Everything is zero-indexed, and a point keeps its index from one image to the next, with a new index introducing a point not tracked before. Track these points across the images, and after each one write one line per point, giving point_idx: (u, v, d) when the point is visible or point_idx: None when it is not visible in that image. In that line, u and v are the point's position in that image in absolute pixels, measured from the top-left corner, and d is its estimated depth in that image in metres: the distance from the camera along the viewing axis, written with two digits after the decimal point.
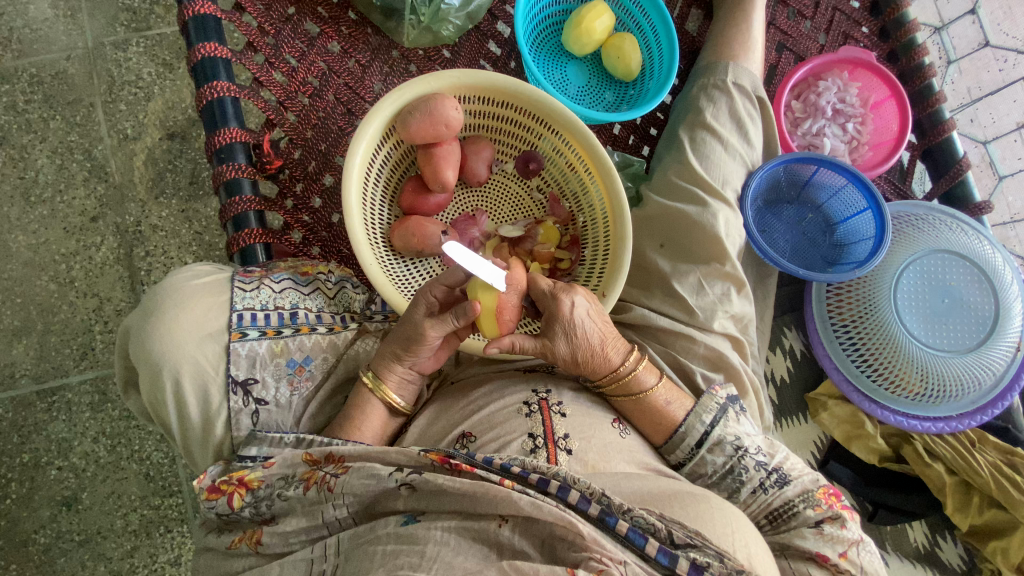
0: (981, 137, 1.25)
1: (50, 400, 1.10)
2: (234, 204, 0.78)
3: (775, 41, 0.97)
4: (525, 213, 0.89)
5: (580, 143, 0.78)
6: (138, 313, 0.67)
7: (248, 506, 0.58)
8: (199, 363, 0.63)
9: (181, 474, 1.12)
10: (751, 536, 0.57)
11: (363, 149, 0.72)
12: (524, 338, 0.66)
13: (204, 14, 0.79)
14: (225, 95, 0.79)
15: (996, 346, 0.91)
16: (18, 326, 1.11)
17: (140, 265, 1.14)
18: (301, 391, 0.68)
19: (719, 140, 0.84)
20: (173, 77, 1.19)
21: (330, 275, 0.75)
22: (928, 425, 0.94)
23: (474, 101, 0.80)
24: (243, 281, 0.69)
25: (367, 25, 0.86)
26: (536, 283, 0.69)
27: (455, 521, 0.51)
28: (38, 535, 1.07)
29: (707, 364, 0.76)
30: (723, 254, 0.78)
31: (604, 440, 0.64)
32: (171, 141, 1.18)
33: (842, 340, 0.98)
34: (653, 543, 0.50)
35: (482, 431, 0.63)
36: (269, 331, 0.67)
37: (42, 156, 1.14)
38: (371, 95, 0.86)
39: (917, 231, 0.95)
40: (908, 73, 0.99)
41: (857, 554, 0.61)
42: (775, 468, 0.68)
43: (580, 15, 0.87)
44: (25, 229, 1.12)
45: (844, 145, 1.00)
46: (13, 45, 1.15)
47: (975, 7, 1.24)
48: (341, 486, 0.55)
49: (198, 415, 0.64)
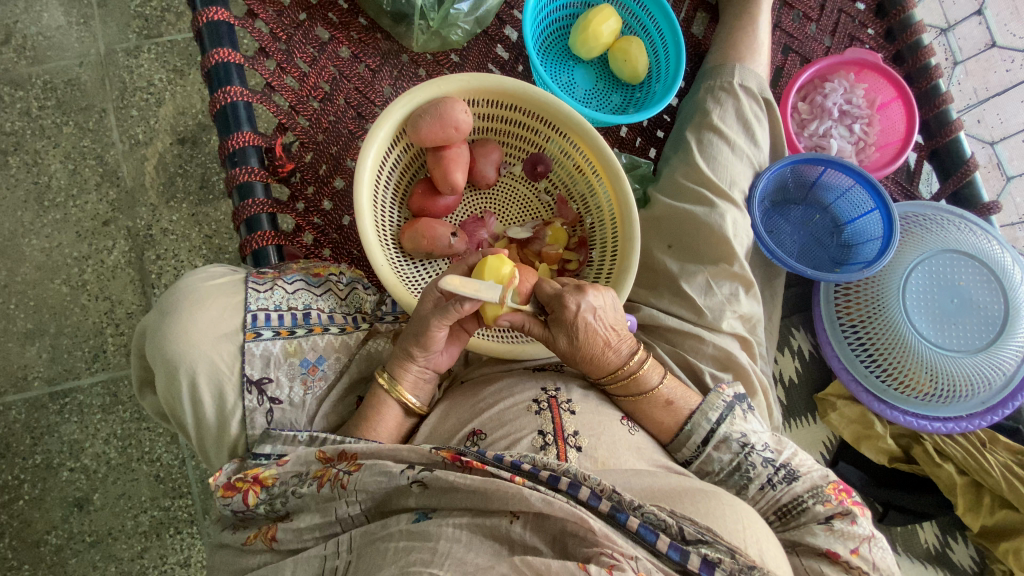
0: (987, 137, 1.25)
1: (62, 402, 1.11)
2: (247, 207, 0.79)
3: (781, 43, 0.98)
4: (533, 215, 0.90)
5: (587, 145, 0.78)
6: (153, 315, 0.67)
7: (263, 503, 0.59)
8: (214, 363, 0.64)
9: (191, 475, 1.12)
10: (761, 532, 0.57)
11: (373, 153, 0.73)
12: (532, 320, 0.67)
13: (218, 20, 0.80)
14: (238, 99, 0.80)
15: (1005, 346, 0.91)
16: (30, 329, 1.12)
17: (151, 268, 1.16)
18: (314, 391, 0.69)
19: (725, 141, 0.84)
20: (184, 82, 1.20)
21: (342, 275, 0.76)
22: (938, 425, 0.94)
23: (483, 105, 0.81)
24: (257, 282, 0.70)
25: (376, 30, 0.87)
26: (541, 287, 0.68)
27: (466, 518, 0.52)
28: (50, 536, 1.08)
29: (716, 363, 0.76)
30: (731, 254, 0.79)
31: (613, 437, 0.64)
32: (182, 146, 1.19)
33: (850, 340, 0.99)
34: (664, 539, 0.50)
35: (492, 429, 0.63)
36: (282, 331, 0.68)
37: (55, 161, 1.16)
38: (381, 99, 0.87)
39: (926, 231, 0.94)
40: (914, 75, 0.99)
41: (868, 550, 0.61)
42: (783, 465, 0.68)
43: (588, 19, 0.88)
44: (37, 233, 1.14)
45: (851, 146, 1.01)
46: (26, 52, 1.17)
47: (981, 8, 1.24)
48: (354, 483, 0.56)
49: (213, 415, 0.65)
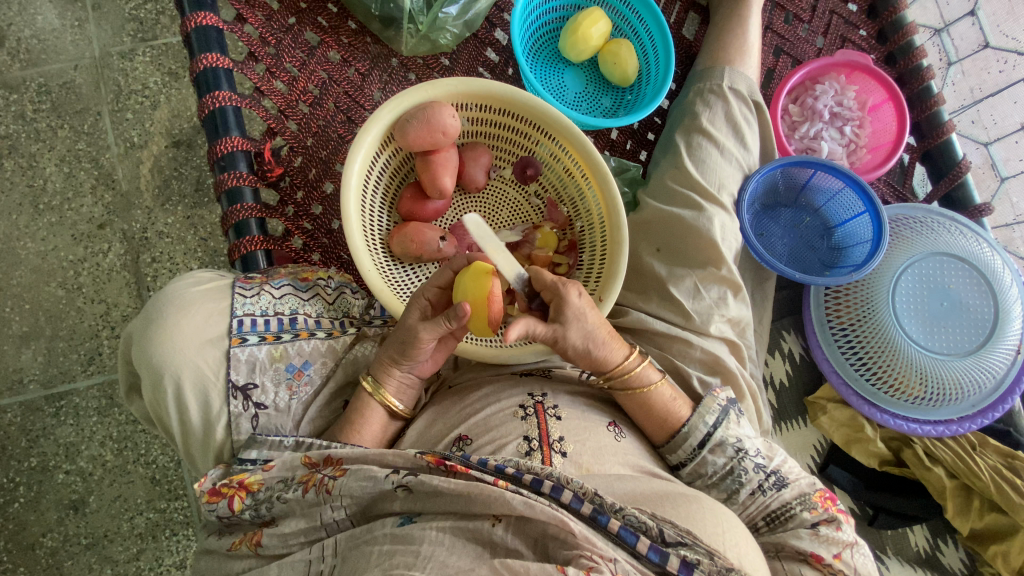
0: (983, 138, 1.24)
1: (57, 405, 1.12)
2: (235, 212, 0.79)
3: (772, 45, 0.98)
4: (523, 218, 0.89)
5: (576, 149, 0.78)
6: (140, 320, 0.68)
7: (249, 509, 0.59)
8: (200, 368, 0.65)
9: (186, 477, 1.13)
10: (741, 536, 0.57)
11: (360, 158, 0.73)
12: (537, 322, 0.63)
13: (206, 25, 0.80)
14: (226, 104, 0.80)
15: (995, 350, 0.91)
16: (26, 332, 1.13)
17: (146, 271, 1.16)
18: (300, 396, 0.69)
19: (714, 144, 0.84)
20: (179, 85, 1.21)
21: (330, 280, 0.76)
22: (928, 429, 0.94)
23: (472, 109, 0.81)
24: (244, 287, 0.70)
25: (366, 34, 0.88)
26: (540, 274, 0.66)
27: (449, 521, 0.52)
28: (45, 539, 1.09)
29: (704, 368, 0.76)
30: (718, 258, 0.79)
31: (599, 443, 0.65)
32: (177, 149, 1.19)
33: (840, 343, 0.98)
34: (643, 541, 0.50)
35: (478, 434, 0.64)
36: (268, 337, 0.68)
37: (49, 164, 1.16)
38: (371, 103, 0.87)
39: (916, 234, 0.94)
40: (906, 76, 0.99)
41: (851, 555, 0.61)
42: (774, 471, 0.68)
43: (577, 22, 0.88)
44: (33, 236, 1.14)
45: (842, 148, 1.00)
46: (20, 55, 1.17)
47: (974, 8, 1.24)
48: (338, 488, 0.56)
49: (198, 420, 0.65)
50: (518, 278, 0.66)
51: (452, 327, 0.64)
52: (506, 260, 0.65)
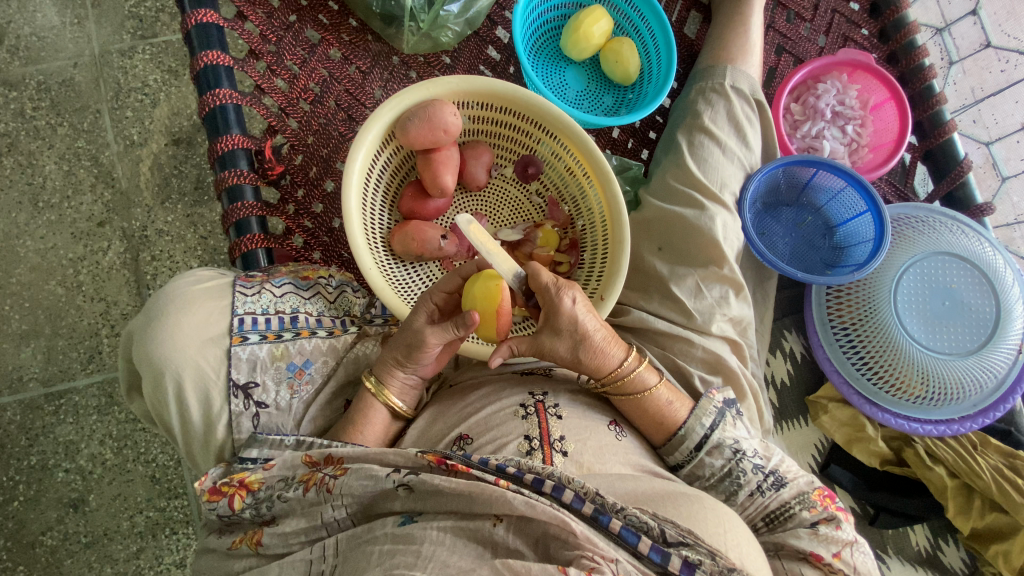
0: (984, 138, 1.24)
1: (57, 403, 1.11)
2: (236, 210, 0.79)
3: (774, 43, 0.97)
4: (524, 217, 0.89)
5: (578, 147, 0.78)
6: (140, 318, 0.68)
7: (248, 508, 0.59)
8: (201, 367, 0.64)
9: (186, 476, 1.13)
10: (742, 535, 0.57)
11: (361, 156, 0.73)
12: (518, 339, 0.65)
13: (207, 22, 0.80)
14: (227, 102, 0.80)
15: (997, 349, 0.91)
16: (26, 330, 1.12)
17: (146, 269, 1.16)
18: (301, 395, 0.68)
19: (716, 143, 0.84)
20: (179, 83, 1.20)
21: (331, 279, 0.76)
22: (929, 428, 0.94)
23: (473, 107, 0.81)
24: (244, 285, 0.70)
25: (367, 32, 0.87)
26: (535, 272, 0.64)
27: (450, 521, 0.52)
28: (45, 537, 1.08)
29: (705, 367, 0.76)
30: (720, 257, 0.79)
31: (600, 442, 0.64)
32: (176, 146, 1.19)
33: (841, 343, 0.98)
34: (645, 541, 0.50)
35: (479, 433, 0.64)
36: (269, 335, 0.68)
37: (49, 162, 1.16)
38: (371, 101, 0.87)
39: (918, 233, 0.94)
40: (908, 75, 0.99)
41: (850, 554, 0.61)
42: (772, 471, 0.68)
43: (579, 20, 0.88)
44: (32, 235, 1.14)
45: (844, 147, 1.00)
46: (19, 53, 1.17)
47: (976, 7, 1.24)
48: (339, 487, 0.56)
49: (199, 419, 0.65)
50: (518, 277, 0.67)
51: (460, 335, 0.65)
52: (504, 257, 0.67)
